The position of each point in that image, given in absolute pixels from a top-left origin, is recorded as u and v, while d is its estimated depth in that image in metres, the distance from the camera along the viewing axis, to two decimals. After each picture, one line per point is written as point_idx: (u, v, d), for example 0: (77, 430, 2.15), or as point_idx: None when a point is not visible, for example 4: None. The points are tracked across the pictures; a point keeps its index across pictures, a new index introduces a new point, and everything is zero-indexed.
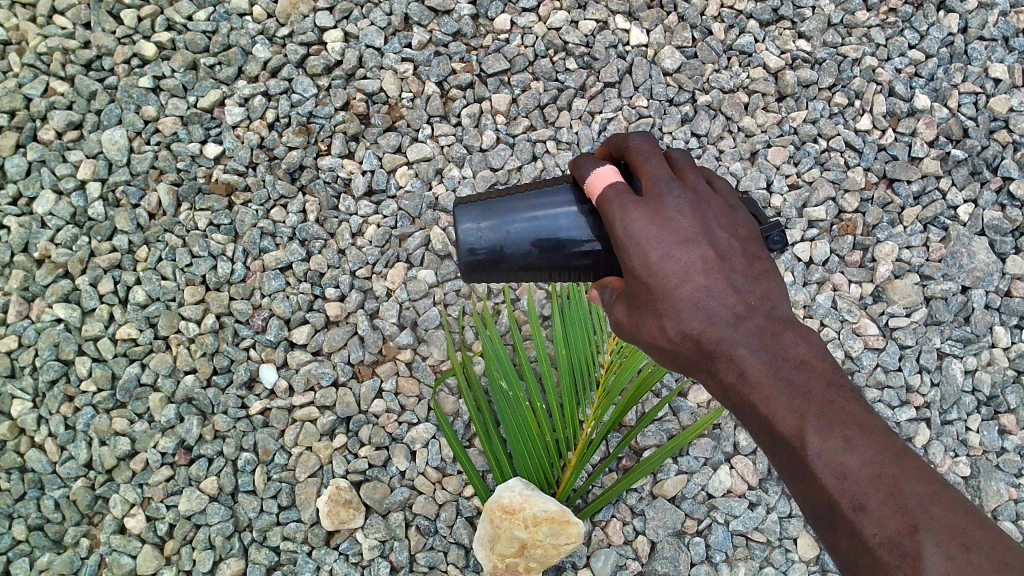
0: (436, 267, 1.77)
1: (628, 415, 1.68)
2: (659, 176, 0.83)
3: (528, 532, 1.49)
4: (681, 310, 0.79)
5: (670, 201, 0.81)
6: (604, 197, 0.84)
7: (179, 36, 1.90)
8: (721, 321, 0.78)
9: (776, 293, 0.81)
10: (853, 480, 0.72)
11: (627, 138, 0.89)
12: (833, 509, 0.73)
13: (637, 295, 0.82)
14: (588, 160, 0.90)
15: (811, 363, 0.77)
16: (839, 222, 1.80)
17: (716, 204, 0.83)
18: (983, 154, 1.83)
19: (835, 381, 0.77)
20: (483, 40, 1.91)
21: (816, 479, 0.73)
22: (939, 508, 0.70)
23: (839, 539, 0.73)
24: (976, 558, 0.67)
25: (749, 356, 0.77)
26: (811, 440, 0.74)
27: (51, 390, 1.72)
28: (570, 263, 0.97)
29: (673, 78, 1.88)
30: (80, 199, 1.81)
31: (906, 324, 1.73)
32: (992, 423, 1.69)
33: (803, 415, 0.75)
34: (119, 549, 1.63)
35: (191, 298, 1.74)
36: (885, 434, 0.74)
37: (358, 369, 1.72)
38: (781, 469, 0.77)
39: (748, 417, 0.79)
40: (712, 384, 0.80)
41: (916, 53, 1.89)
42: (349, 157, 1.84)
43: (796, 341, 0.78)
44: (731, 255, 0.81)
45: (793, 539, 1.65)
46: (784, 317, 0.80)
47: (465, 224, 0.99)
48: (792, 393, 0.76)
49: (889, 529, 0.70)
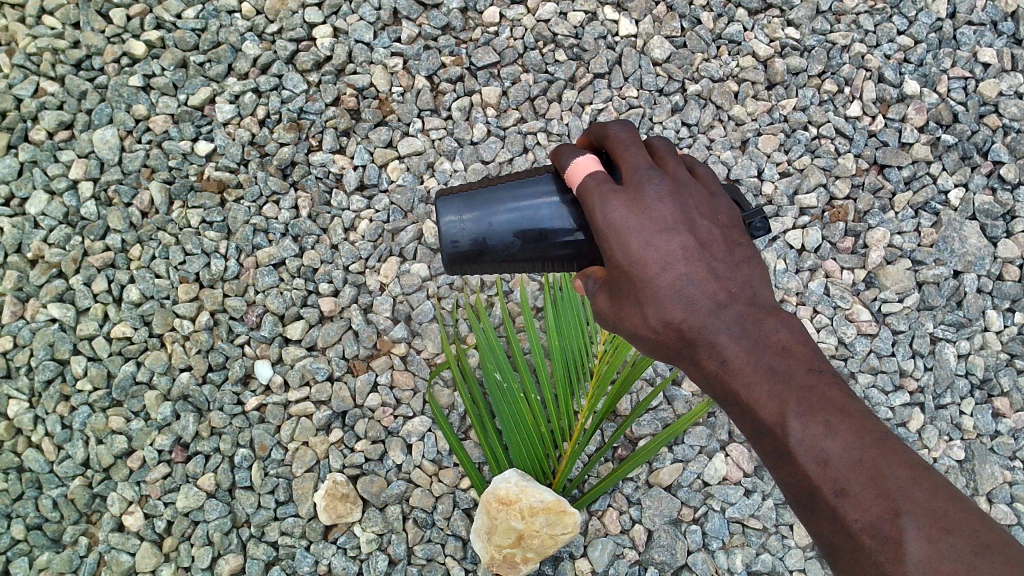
0: (429, 260, 1.77)
1: (622, 404, 1.69)
2: (638, 166, 0.83)
3: (525, 522, 1.50)
4: (663, 299, 0.79)
5: (649, 189, 0.81)
6: (584, 187, 0.85)
7: (168, 35, 1.89)
8: (703, 309, 0.79)
9: (757, 280, 0.81)
10: (834, 465, 0.72)
11: (607, 127, 0.89)
12: (815, 494, 0.73)
13: (619, 285, 0.82)
14: (569, 149, 0.90)
15: (794, 350, 0.77)
16: (831, 209, 1.80)
17: (696, 192, 0.83)
18: (973, 139, 1.83)
19: (817, 367, 0.77)
20: (472, 33, 1.91)
21: (799, 465, 0.74)
22: (920, 492, 0.70)
23: (821, 525, 0.73)
24: (958, 541, 0.68)
25: (731, 343, 0.78)
26: (793, 427, 0.74)
27: (48, 389, 1.73)
28: (552, 254, 0.98)
29: (663, 67, 1.88)
30: (72, 199, 1.82)
31: (898, 310, 1.73)
32: (986, 406, 1.70)
33: (785, 401, 0.75)
34: (118, 547, 1.64)
35: (185, 295, 1.75)
36: (867, 418, 0.74)
37: (352, 364, 1.72)
38: (764, 456, 0.78)
39: (731, 404, 0.79)
40: (695, 372, 0.81)
41: (904, 40, 1.90)
42: (340, 152, 1.84)
43: (777, 327, 0.79)
44: (712, 243, 0.81)
45: (789, 525, 1.65)
46: (766, 304, 0.80)
47: (447, 216, 1.00)
48: (774, 379, 0.76)
49: (871, 514, 0.70)
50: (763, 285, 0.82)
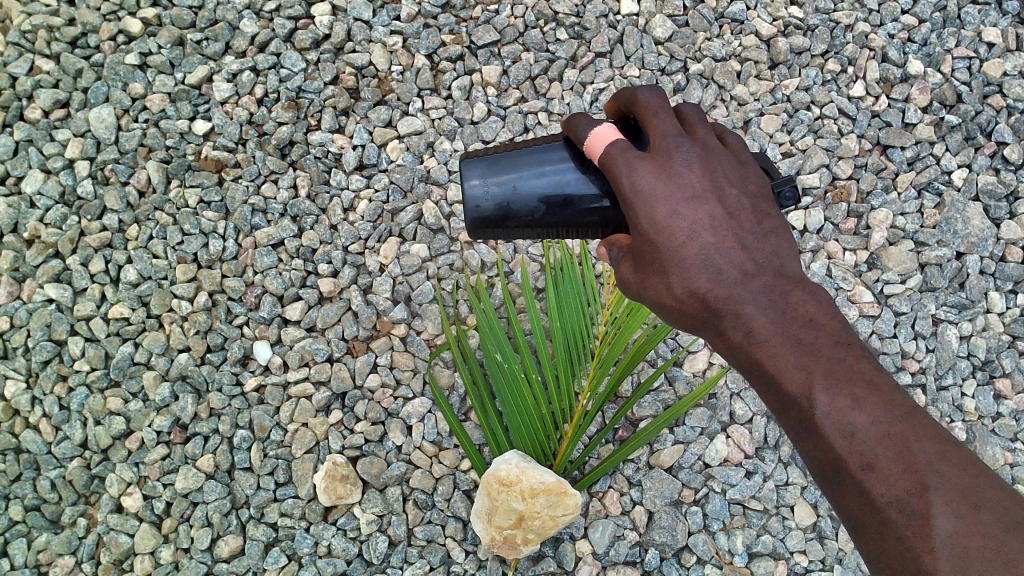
0: (429, 241, 1.75)
1: (623, 386, 1.69)
2: (666, 132, 0.81)
3: (526, 503, 1.50)
4: (688, 267, 0.78)
5: (677, 156, 0.80)
6: (607, 155, 0.83)
7: (165, 12, 1.87)
8: (728, 279, 0.77)
9: (784, 250, 0.80)
10: (861, 439, 0.71)
11: (635, 92, 0.86)
12: (841, 468, 0.72)
13: (643, 253, 0.80)
14: (586, 120, 0.89)
15: (821, 321, 0.76)
16: (834, 189, 1.79)
17: (725, 160, 0.82)
18: (977, 119, 1.81)
19: (844, 339, 0.75)
20: (473, 10, 1.88)
21: (825, 439, 0.72)
22: (949, 468, 0.69)
23: (846, 499, 0.72)
24: (986, 518, 0.67)
25: (757, 314, 0.76)
26: (819, 400, 0.73)
27: (45, 369, 1.71)
28: (578, 221, 0.96)
29: (665, 47, 1.86)
30: (69, 178, 1.80)
31: (901, 291, 1.73)
32: (988, 388, 1.70)
33: (812, 372, 0.74)
34: (116, 528, 1.63)
35: (183, 276, 1.74)
36: (896, 393, 0.73)
37: (352, 344, 1.71)
38: (786, 428, 0.77)
39: (754, 375, 0.77)
40: (718, 342, 0.79)
41: (909, 19, 1.88)
42: (339, 131, 1.82)
43: (804, 297, 0.77)
44: (739, 212, 0.80)
45: (790, 506, 1.65)
46: (792, 275, 0.79)
47: (471, 180, 0.99)
48: (800, 350, 0.75)
49: (899, 488, 0.69)
50: (790, 256, 0.80)
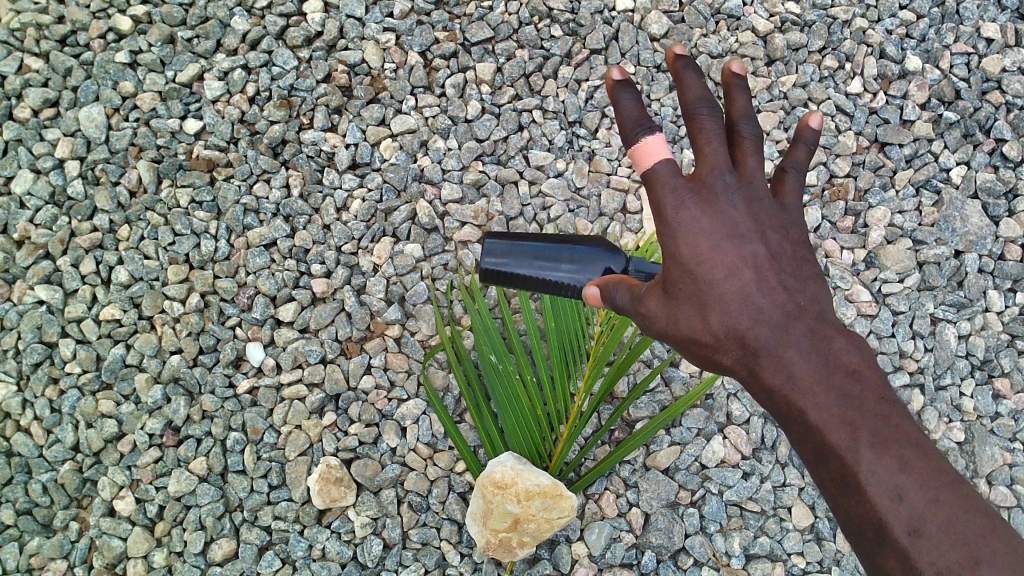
0: (423, 240, 1.74)
1: (619, 387, 1.67)
2: (718, 168, 0.85)
3: (521, 506, 1.49)
4: (731, 306, 0.81)
5: (724, 197, 0.84)
6: (654, 171, 0.85)
7: (155, 9, 1.84)
8: (769, 320, 0.80)
9: (822, 297, 0.84)
10: (906, 501, 0.73)
11: (693, 105, 0.87)
12: (881, 530, 0.73)
13: (684, 288, 0.83)
14: (640, 106, 0.88)
15: (863, 373, 0.78)
16: (831, 187, 1.77)
17: (768, 205, 0.86)
18: (975, 116, 1.80)
19: (887, 396, 0.78)
20: (466, 7, 1.85)
21: (866, 496, 0.74)
22: (994, 540, 0.71)
23: (880, 558, 0.74)
24: None
25: (801, 359, 0.79)
26: (865, 456, 0.75)
27: (35, 372, 1.70)
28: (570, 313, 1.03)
29: (660, 44, 1.84)
30: (59, 178, 1.78)
31: (899, 290, 1.71)
32: (986, 387, 1.68)
33: (858, 429, 0.76)
34: (109, 532, 1.62)
35: (175, 277, 1.72)
36: (938, 457, 0.76)
37: (346, 346, 1.70)
38: (822, 483, 0.78)
39: (793, 424, 0.79)
40: (755, 388, 0.82)
41: (907, 14, 1.85)
42: (332, 130, 1.80)
43: (847, 348, 0.80)
44: (782, 257, 0.83)
45: (786, 508, 1.64)
46: (833, 323, 0.82)
47: (485, 255, 1.06)
48: (845, 402, 0.77)
49: (946, 558, 0.71)
50: (828, 305, 0.84)
